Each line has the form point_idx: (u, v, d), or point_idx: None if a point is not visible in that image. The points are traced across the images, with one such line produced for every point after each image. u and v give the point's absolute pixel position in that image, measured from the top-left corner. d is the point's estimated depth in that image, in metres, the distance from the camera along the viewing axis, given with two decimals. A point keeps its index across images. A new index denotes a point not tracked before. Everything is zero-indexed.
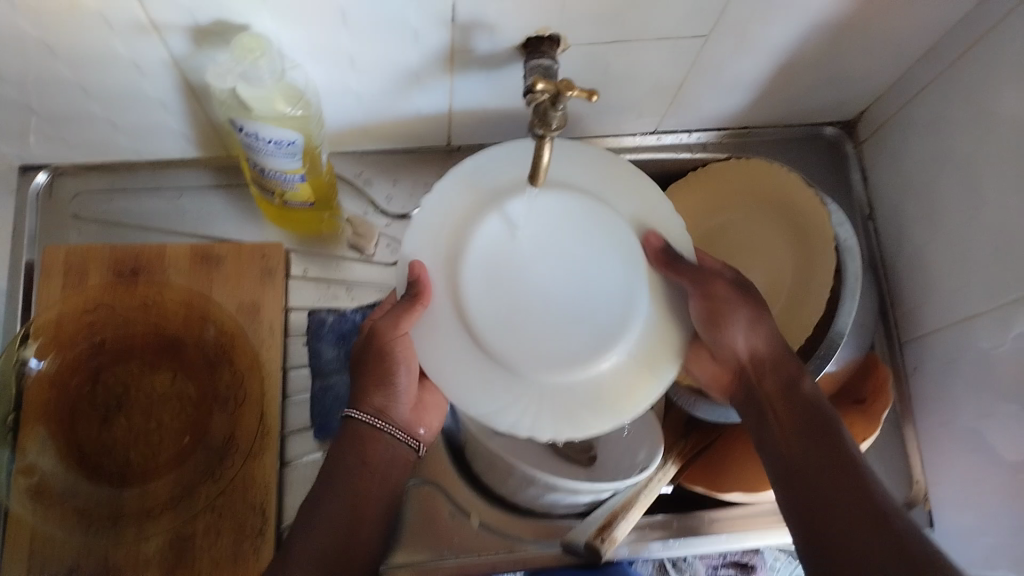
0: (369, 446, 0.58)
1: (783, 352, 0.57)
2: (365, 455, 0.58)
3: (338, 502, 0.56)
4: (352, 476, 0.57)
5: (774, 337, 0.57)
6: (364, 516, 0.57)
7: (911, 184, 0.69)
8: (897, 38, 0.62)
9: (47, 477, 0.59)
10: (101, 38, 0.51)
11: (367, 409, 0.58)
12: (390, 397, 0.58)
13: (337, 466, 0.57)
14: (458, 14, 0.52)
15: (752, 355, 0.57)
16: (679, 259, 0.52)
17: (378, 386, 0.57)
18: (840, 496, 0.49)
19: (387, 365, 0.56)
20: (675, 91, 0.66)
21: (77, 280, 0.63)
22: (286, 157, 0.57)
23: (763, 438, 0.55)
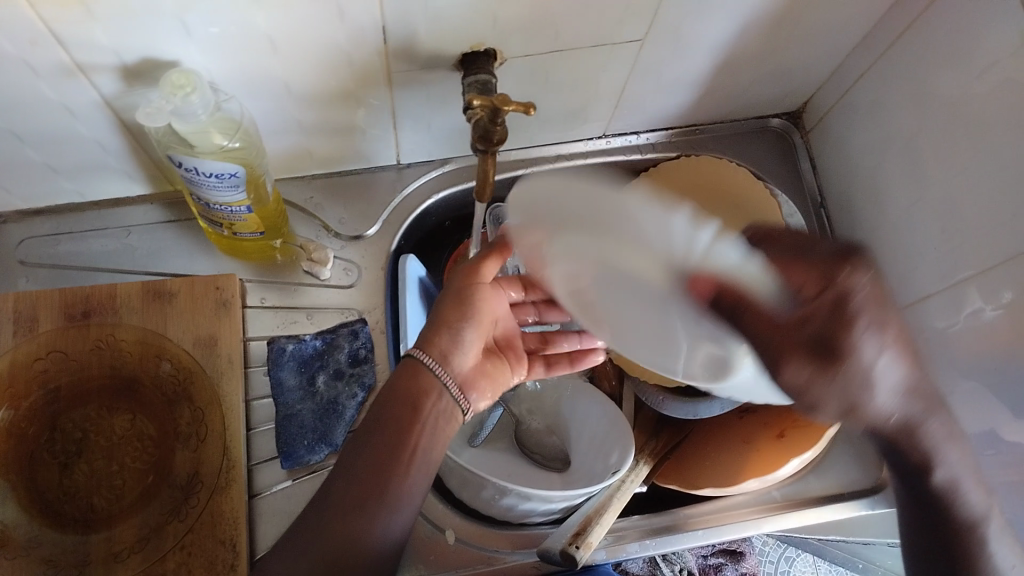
0: (405, 391, 0.56)
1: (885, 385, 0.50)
2: (416, 404, 0.55)
3: (365, 452, 0.54)
4: (397, 431, 0.54)
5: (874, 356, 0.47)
6: (402, 459, 0.54)
7: (859, 170, 0.70)
8: (833, 27, 0.63)
9: (8, 529, 0.58)
10: (28, 84, 0.50)
11: (434, 352, 0.57)
12: (458, 345, 0.58)
13: (387, 415, 0.55)
14: (391, 35, 0.52)
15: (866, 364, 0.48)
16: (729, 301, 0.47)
17: (452, 327, 0.58)
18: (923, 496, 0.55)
19: (461, 312, 0.59)
20: (618, 95, 0.66)
21: (28, 328, 0.62)
22: (230, 189, 0.56)
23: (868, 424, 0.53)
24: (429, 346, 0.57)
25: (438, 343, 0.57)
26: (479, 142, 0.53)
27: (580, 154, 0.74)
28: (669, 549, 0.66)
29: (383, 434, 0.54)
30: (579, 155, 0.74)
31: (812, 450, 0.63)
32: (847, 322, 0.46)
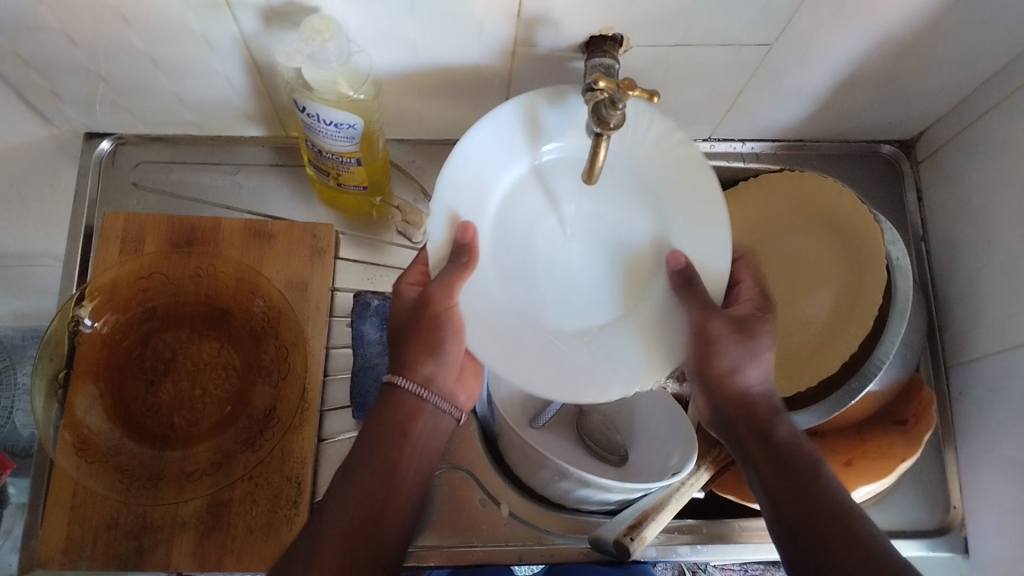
0: (388, 420, 0.57)
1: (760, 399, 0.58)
2: (407, 427, 0.58)
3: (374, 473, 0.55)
4: (388, 444, 0.56)
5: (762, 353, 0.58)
6: (399, 485, 0.57)
7: (969, 207, 0.68)
8: (965, 59, 0.61)
9: (93, 434, 0.61)
10: (176, 12, 0.52)
11: (414, 378, 0.58)
12: (439, 366, 0.59)
13: (376, 438, 0.56)
14: (525, 9, 0.52)
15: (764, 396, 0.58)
16: (689, 285, 0.56)
17: (423, 356, 0.58)
18: (824, 520, 0.51)
19: (435, 332, 0.57)
20: (732, 99, 0.65)
21: (135, 247, 0.65)
22: (344, 140, 0.58)
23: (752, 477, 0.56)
24: (411, 371, 0.58)
25: (421, 370, 0.58)
26: (596, 124, 0.52)
27: None
28: (716, 558, 0.67)
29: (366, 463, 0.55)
30: None
31: (878, 481, 0.64)
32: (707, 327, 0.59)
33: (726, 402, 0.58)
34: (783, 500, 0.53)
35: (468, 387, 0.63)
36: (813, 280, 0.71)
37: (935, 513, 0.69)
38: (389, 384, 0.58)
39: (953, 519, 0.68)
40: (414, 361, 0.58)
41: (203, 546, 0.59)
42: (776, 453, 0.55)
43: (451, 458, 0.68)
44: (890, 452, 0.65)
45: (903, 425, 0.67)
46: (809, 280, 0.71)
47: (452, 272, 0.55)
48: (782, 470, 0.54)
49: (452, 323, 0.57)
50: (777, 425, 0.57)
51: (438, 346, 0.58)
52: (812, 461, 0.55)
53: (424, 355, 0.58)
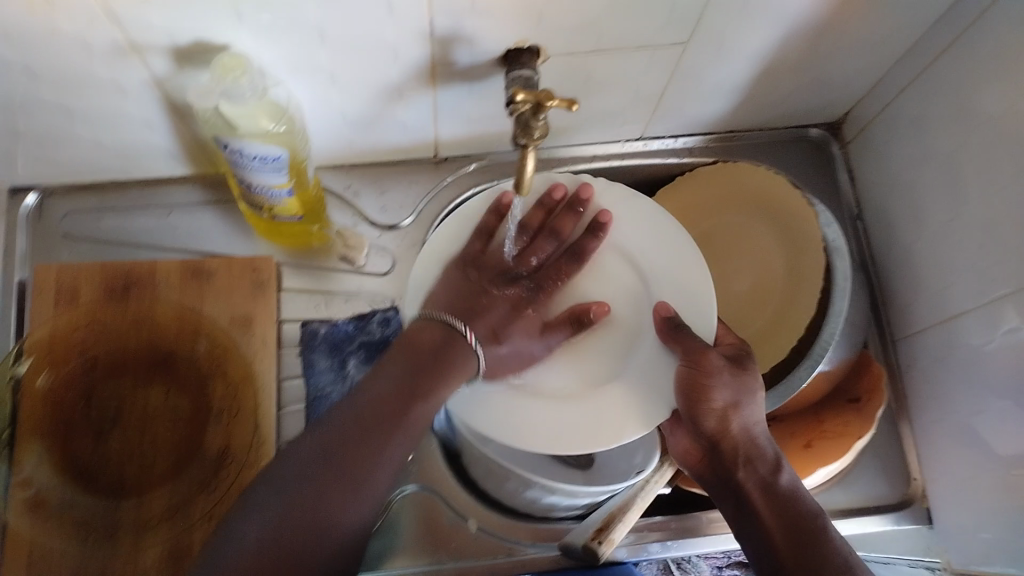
0: (421, 344, 0.56)
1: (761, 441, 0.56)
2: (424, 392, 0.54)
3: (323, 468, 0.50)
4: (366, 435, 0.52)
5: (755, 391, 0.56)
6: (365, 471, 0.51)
7: (897, 183, 0.70)
8: (879, 39, 0.62)
9: (44, 491, 0.60)
10: (83, 61, 0.51)
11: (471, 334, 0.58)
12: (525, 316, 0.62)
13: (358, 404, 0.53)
14: (436, 29, 0.52)
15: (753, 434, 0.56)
16: (681, 329, 0.58)
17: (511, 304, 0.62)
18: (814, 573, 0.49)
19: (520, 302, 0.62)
20: (658, 98, 0.66)
21: (70, 298, 0.64)
22: (273, 173, 0.57)
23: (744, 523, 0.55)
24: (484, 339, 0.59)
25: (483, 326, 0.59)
26: (520, 135, 0.52)
27: (617, 156, 0.74)
28: (688, 552, 0.68)
29: (393, 387, 0.54)
30: (616, 156, 0.74)
31: (840, 461, 0.65)
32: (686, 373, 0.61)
33: (722, 444, 0.56)
34: (775, 545, 0.52)
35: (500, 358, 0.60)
36: (753, 265, 0.73)
37: (895, 486, 0.70)
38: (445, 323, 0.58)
39: (913, 491, 0.69)
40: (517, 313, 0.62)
41: None
42: (778, 498, 0.54)
43: (416, 478, 0.68)
44: (848, 430, 0.67)
45: (856, 402, 0.68)
46: (749, 266, 0.73)
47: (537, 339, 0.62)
48: (778, 519, 0.53)
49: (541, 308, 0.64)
50: (778, 469, 0.55)
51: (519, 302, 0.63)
52: (812, 515, 0.53)
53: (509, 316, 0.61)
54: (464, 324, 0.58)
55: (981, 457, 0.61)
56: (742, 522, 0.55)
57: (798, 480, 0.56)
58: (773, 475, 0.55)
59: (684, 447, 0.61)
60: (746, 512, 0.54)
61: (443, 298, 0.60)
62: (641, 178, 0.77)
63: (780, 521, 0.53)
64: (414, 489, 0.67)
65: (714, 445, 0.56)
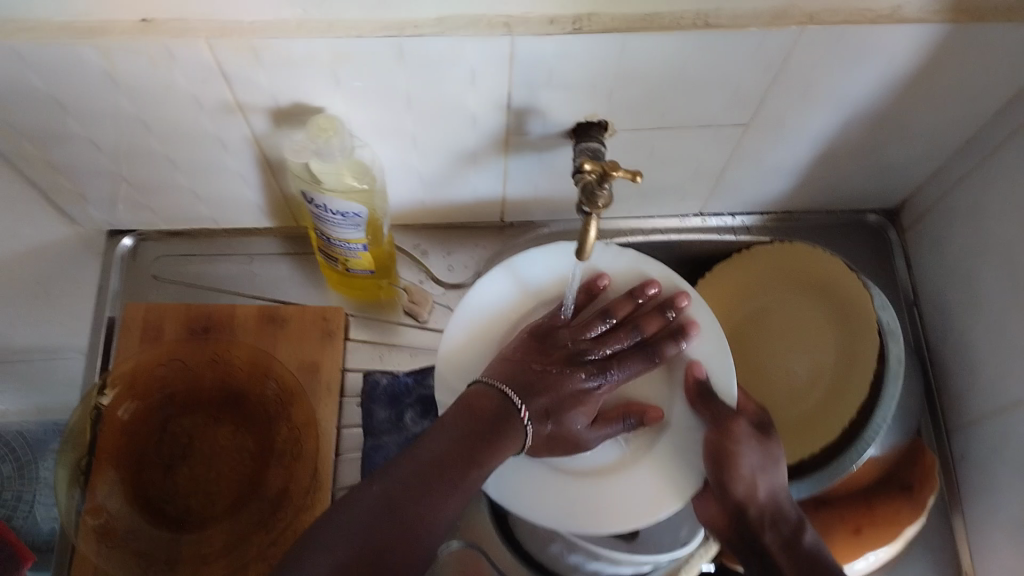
0: (480, 409, 0.55)
1: (783, 503, 0.59)
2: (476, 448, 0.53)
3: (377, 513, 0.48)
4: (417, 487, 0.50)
5: (775, 460, 0.60)
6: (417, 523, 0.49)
7: (954, 270, 0.70)
8: (937, 131, 0.64)
9: (112, 519, 0.62)
10: (193, 117, 0.57)
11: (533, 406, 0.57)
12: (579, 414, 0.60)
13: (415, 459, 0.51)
14: (513, 101, 0.56)
15: (776, 498, 0.59)
16: (714, 397, 0.61)
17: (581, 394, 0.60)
18: None
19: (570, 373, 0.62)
20: (718, 175, 0.69)
21: (154, 336, 0.69)
22: (351, 228, 0.61)
23: None
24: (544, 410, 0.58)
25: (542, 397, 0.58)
26: (585, 203, 0.55)
27: (676, 230, 0.77)
28: None
29: (444, 443, 0.52)
30: (675, 230, 0.77)
31: (888, 546, 0.66)
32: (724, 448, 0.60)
33: (747, 508, 0.59)
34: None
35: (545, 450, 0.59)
36: (808, 349, 0.73)
37: None
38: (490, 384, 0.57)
39: None
40: (574, 399, 0.60)
41: None
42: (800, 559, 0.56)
43: (462, 533, 0.68)
44: (898, 519, 0.67)
45: (910, 490, 0.68)
46: (804, 349, 0.73)
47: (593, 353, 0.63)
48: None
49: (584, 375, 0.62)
50: (800, 530, 0.58)
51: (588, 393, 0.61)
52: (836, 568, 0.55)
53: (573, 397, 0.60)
54: (522, 400, 0.56)
55: None
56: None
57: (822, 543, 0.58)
58: (795, 534, 0.58)
59: (709, 515, 0.63)
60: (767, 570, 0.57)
61: (501, 370, 0.58)
62: (698, 253, 0.79)
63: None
64: (458, 544, 0.67)
65: (740, 510, 0.59)
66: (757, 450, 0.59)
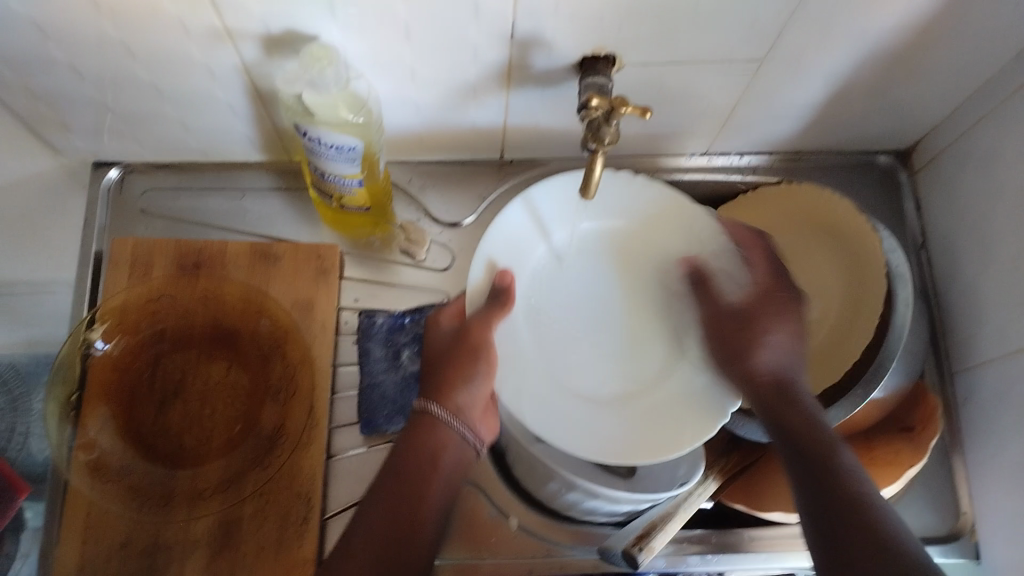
0: (423, 435, 0.56)
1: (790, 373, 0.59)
2: (435, 451, 0.56)
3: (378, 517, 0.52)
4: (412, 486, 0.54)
5: (796, 361, 0.59)
6: (421, 514, 0.53)
7: (966, 214, 0.68)
8: (960, 67, 0.62)
9: (105, 454, 0.62)
10: (180, 44, 0.54)
11: (449, 406, 0.57)
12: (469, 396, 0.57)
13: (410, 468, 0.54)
14: (518, 31, 0.53)
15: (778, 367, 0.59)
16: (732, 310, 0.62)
17: (460, 382, 0.57)
18: (862, 509, 0.47)
19: (470, 361, 0.57)
20: (728, 113, 0.66)
21: (144, 271, 0.67)
22: (346, 162, 0.59)
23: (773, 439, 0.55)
24: (445, 398, 0.57)
25: (455, 399, 0.57)
26: (590, 140, 0.54)
27: (681, 169, 0.75)
28: (729, 567, 0.67)
29: (406, 454, 0.55)
30: (680, 170, 0.75)
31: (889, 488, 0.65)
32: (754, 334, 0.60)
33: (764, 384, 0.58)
34: (808, 468, 0.51)
35: (490, 422, 0.61)
36: (812, 293, 0.72)
37: (944, 519, 0.68)
38: (423, 409, 0.57)
39: (962, 525, 0.68)
40: (451, 393, 0.57)
41: (216, 562, 0.60)
42: (736, 387, 0.59)
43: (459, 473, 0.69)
44: (900, 459, 0.66)
45: (909, 431, 0.67)
46: (810, 293, 0.72)
47: (491, 308, 0.59)
48: (804, 427, 0.54)
49: (486, 352, 0.58)
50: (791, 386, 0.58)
51: (469, 375, 0.57)
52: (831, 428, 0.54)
53: (451, 389, 0.57)
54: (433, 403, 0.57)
55: None
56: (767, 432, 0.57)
57: (814, 407, 0.56)
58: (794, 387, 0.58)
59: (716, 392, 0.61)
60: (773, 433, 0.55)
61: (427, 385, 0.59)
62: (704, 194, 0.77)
63: (803, 438, 0.53)
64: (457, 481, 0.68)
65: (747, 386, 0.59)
66: (782, 332, 0.60)
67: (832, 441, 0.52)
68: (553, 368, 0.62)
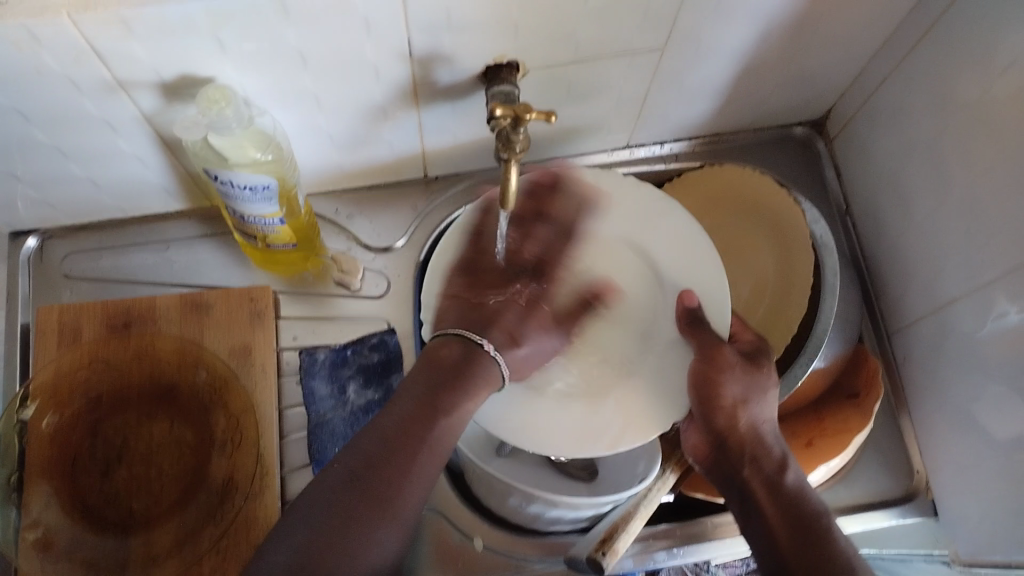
0: (445, 361, 0.56)
1: (769, 441, 0.59)
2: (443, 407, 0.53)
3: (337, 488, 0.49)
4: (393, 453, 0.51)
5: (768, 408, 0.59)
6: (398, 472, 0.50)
7: (882, 175, 0.70)
8: (856, 32, 0.63)
9: (51, 531, 0.60)
10: (74, 101, 0.52)
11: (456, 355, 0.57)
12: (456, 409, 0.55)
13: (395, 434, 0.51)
14: (415, 49, 0.53)
15: (750, 429, 0.58)
16: (702, 324, 0.61)
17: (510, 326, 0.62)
18: None
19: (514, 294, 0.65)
20: (640, 105, 0.67)
21: (71, 337, 0.65)
22: (263, 202, 0.58)
23: (750, 516, 0.56)
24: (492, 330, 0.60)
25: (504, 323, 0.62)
26: (504, 149, 0.54)
27: (605, 165, 0.75)
28: (697, 558, 0.67)
29: (416, 408, 0.53)
30: (604, 166, 0.75)
31: (840, 458, 0.65)
32: (718, 384, 0.58)
33: (732, 437, 0.58)
34: (785, 558, 0.53)
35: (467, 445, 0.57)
36: (748, 276, 0.73)
37: (900, 479, 0.69)
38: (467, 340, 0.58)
39: (918, 484, 0.69)
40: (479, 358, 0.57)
41: None
42: (696, 422, 0.59)
43: None
44: (848, 428, 0.66)
45: (855, 398, 0.68)
46: (745, 277, 0.73)
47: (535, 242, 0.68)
48: (784, 521, 0.54)
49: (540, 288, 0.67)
50: (783, 468, 0.57)
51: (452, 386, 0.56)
52: (818, 514, 0.55)
53: (505, 332, 0.61)
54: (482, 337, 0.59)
55: (982, 442, 0.61)
56: (744, 515, 0.57)
57: (804, 479, 0.57)
58: (780, 467, 0.57)
59: (691, 440, 0.60)
60: (747, 507, 0.57)
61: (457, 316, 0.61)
62: None
63: (787, 532, 0.54)
64: (428, 512, 0.67)
65: (721, 441, 0.58)
66: (748, 381, 0.59)
67: (828, 534, 0.53)
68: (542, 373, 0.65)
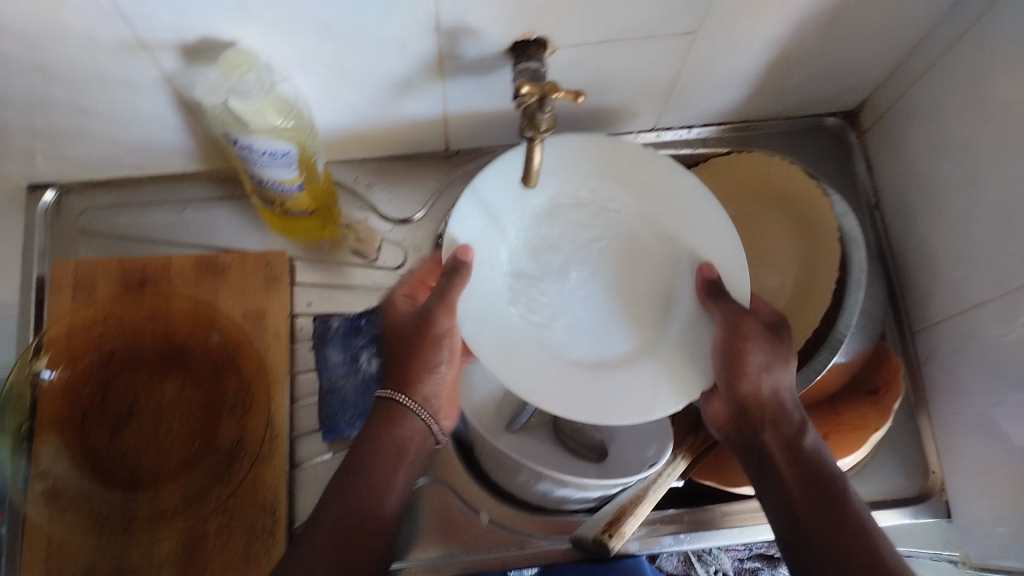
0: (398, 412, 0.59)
1: (790, 408, 0.58)
2: (397, 441, 0.58)
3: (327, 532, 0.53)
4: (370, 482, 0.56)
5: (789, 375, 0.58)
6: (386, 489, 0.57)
7: (914, 172, 0.68)
8: (896, 25, 0.61)
9: (60, 482, 0.61)
10: (93, 59, 0.52)
11: (411, 396, 0.59)
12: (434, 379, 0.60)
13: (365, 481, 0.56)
14: (443, 21, 0.52)
15: (772, 397, 0.58)
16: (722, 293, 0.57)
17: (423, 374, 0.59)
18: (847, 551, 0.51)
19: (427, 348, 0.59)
20: (670, 88, 0.65)
21: (86, 293, 0.65)
22: (283, 167, 0.57)
23: (763, 479, 0.57)
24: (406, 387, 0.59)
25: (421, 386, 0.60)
26: (527, 128, 0.52)
27: None
28: (702, 545, 0.67)
29: (386, 428, 0.58)
30: None
31: (854, 455, 0.64)
32: (739, 355, 0.56)
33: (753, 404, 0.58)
34: (801, 518, 0.54)
35: (452, 407, 0.64)
36: (776, 262, 0.71)
37: (914, 479, 0.69)
38: (388, 397, 0.59)
39: (932, 485, 0.68)
40: (417, 381, 0.59)
41: None
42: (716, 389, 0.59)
43: (427, 471, 0.68)
44: (865, 422, 0.65)
45: (875, 394, 0.67)
46: (772, 263, 0.71)
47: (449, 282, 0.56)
48: (801, 483, 0.55)
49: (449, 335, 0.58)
50: (801, 433, 0.58)
51: (435, 363, 0.59)
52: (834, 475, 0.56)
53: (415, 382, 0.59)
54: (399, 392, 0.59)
55: (1000, 448, 0.60)
56: (757, 475, 0.58)
57: (821, 442, 0.58)
58: (798, 434, 0.58)
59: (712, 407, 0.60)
60: (762, 467, 0.57)
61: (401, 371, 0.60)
62: None
63: (803, 492, 0.55)
64: (426, 481, 0.68)
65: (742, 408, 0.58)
66: (769, 352, 0.57)
67: (845, 493, 0.54)
68: (553, 337, 0.60)
